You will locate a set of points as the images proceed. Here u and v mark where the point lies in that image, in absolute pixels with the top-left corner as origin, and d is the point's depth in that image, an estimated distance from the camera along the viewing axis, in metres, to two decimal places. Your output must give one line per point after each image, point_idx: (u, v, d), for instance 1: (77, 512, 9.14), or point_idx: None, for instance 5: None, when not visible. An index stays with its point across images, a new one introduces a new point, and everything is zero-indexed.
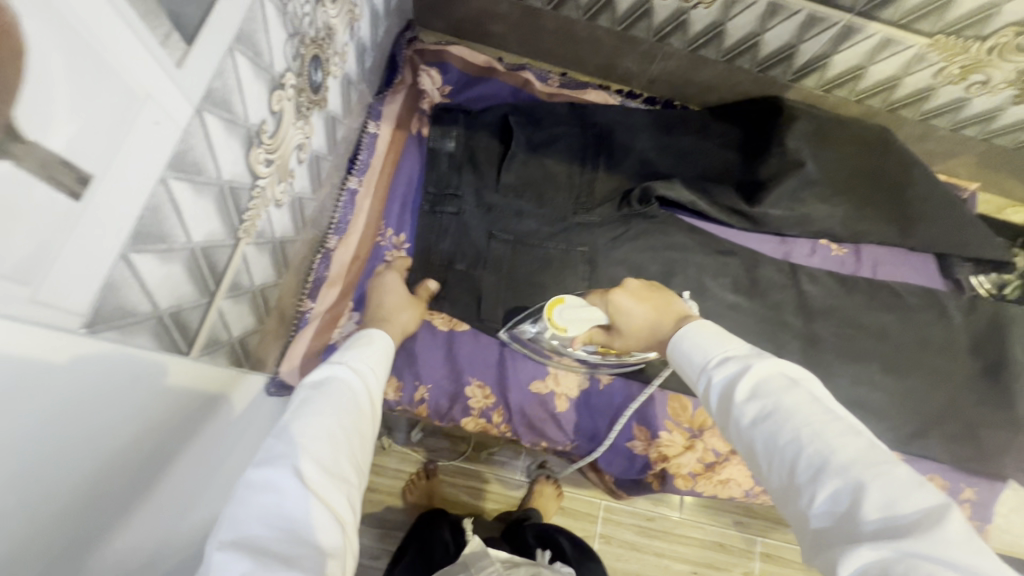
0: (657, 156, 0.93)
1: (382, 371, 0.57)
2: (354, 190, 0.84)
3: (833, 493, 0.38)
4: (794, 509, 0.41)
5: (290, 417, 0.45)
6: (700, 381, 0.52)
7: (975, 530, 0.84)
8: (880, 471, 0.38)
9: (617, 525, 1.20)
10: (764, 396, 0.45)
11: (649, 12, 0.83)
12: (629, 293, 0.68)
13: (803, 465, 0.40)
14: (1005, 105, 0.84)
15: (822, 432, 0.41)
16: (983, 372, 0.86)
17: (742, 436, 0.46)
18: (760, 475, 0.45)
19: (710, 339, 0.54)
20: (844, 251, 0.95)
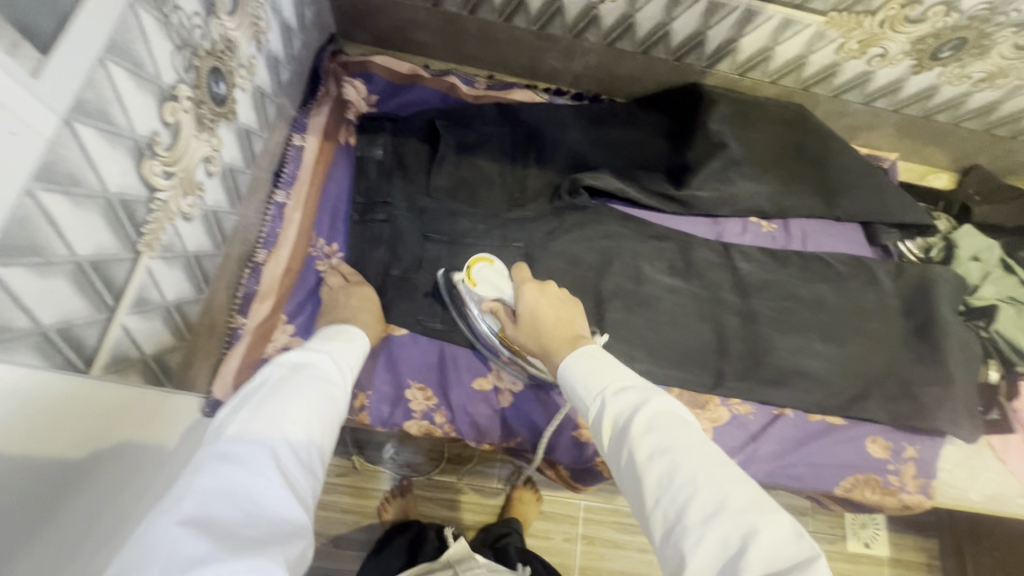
0: (587, 148, 0.95)
1: (354, 370, 0.61)
2: (281, 203, 0.82)
3: (717, 537, 0.40)
4: (672, 551, 0.42)
5: (265, 395, 0.48)
6: (600, 413, 0.52)
7: (922, 487, 0.86)
8: (765, 517, 0.41)
9: (597, 524, 1.21)
10: (662, 434, 0.46)
11: (560, 10, 0.85)
12: (548, 289, 0.74)
13: (695, 509, 0.42)
14: (907, 75, 0.88)
15: (715, 475, 0.43)
16: (915, 332, 0.89)
17: (631, 473, 0.47)
18: (643, 515, 0.45)
19: (611, 371, 0.55)
20: (773, 226, 0.97)
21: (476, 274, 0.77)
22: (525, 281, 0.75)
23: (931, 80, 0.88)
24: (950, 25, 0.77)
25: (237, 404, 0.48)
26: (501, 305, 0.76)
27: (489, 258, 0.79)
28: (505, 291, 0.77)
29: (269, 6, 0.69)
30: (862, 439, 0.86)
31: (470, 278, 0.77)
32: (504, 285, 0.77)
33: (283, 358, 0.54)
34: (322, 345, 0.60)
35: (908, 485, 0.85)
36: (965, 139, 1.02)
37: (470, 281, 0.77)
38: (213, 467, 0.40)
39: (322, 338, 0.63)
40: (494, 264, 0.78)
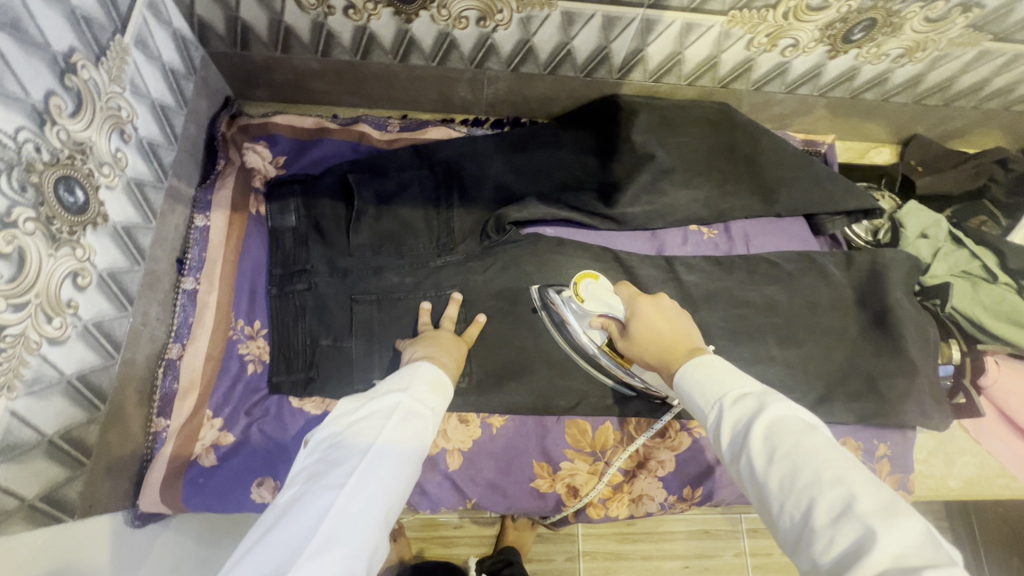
0: (510, 178, 0.90)
1: (438, 416, 0.58)
2: (191, 290, 0.78)
3: (845, 537, 0.36)
4: (804, 559, 0.39)
5: (358, 447, 0.47)
6: (715, 423, 0.50)
7: (899, 483, 0.83)
8: (892, 521, 0.36)
9: (597, 539, 1.20)
10: (783, 444, 0.43)
11: (454, 43, 0.81)
12: (654, 299, 0.66)
13: (822, 508, 0.38)
14: (824, 60, 0.84)
15: (840, 477, 0.39)
16: (874, 323, 0.85)
17: (756, 482, 0.44)
18: (771, 520, 0.43)
19: (729, 373, 0.52)
20: (714, 232, 0.92)
21: (582, 291, 0.72)
22: (640, 297, 0.67)
23: (849, 62, 0.85)
24: (855, 8, 0.74)
25: (330, 449, 0.48)
26: (607, 317, 0.71)
27: (591, 273, 0.75)
28: (616, 306, 0.71)
29: (130, 92, 0.64)
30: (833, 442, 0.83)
31: (578, 295, 0.73)
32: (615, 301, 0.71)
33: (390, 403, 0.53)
34: (405, 379, 0.58)
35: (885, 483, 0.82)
36: (899, 112, 0.98)
37: (578, 300, 0.72)
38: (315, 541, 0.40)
39: (420, 376, 0.60)
40: (599, 280, 0.73)
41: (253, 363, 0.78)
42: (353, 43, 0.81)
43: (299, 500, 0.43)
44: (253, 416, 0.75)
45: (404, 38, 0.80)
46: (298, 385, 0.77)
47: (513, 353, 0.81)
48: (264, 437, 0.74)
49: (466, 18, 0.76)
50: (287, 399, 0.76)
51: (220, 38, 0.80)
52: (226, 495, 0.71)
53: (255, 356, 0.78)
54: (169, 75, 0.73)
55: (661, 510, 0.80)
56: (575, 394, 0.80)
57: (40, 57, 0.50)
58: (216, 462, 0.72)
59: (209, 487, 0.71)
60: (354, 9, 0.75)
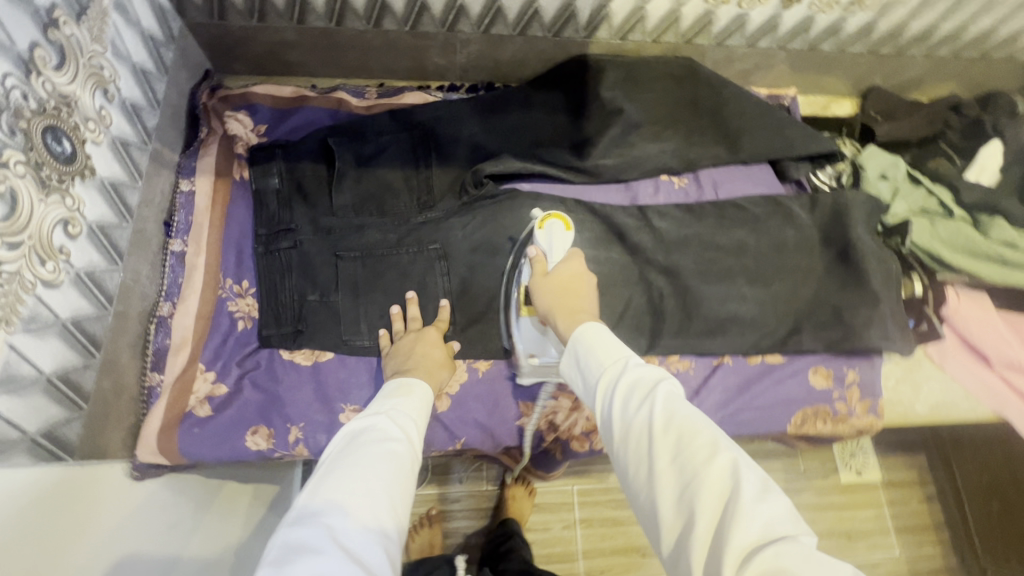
0: (486, 137, 0.93)
1: (415, 418, 0.62)
2: (179, 251, 0.80)
3: (726, 496, 0.41)
4: (679, 521, 0.43)
5: (342, 464, 0.52)
6: (610, 382, 0.54)
7: (870, 409, 0.87)
8: (761, 496, 0.41)
9: (595, 506, 1.23)
10: (674, 419, 0.47)
11: (424, 6, 0.84)
12: (588, 271, 0.74)
13: (703, 478, 0.43)
14: (779, 11, 0.89)
15: (722, 448, 0.44)
16: (838, 258, 0.89)
17: (643, 439, 0.48)
18: (647, 486, 0.47)
19: (618, 348, 0.58)
20: (684, 181, 0.96)
21: (546, 224, 0.77)
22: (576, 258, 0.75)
23: (803, 12, 0.89)
24: None
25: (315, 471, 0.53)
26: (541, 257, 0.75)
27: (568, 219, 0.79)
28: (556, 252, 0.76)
29: (112, 54, 0.67)
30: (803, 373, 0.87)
31: (541, 223, 0.78)
32: (559, 249, 0.76)
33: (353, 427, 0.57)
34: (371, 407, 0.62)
35: (854, 409, 0.86)
36: (856, 63, 1.03)
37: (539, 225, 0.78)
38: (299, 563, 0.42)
39: (384, 397, 0.64)
40: (569, 231, 0.77)
41: (243, 319, 0.80)
42: (328, 9, 0.84)
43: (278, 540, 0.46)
44: (246, 368, 0.78)
45: (376, 3, 0.83)
46: (288, 338, 0.79)
47: (495, 301, 0.85)
48: (256, 389, 0.77)
49: None
50: (277, 352, 0.79)
51: (197, 8, 0.82)
52: (222, 444, 0.74)
53: (244, 313, 0.80)
54: (149, 42, 0.75)
55: None
56: None
57: (24, 9, 0.53)
58: (211, 413, 0.75)
59: (206, 436, 0.73)
60: None
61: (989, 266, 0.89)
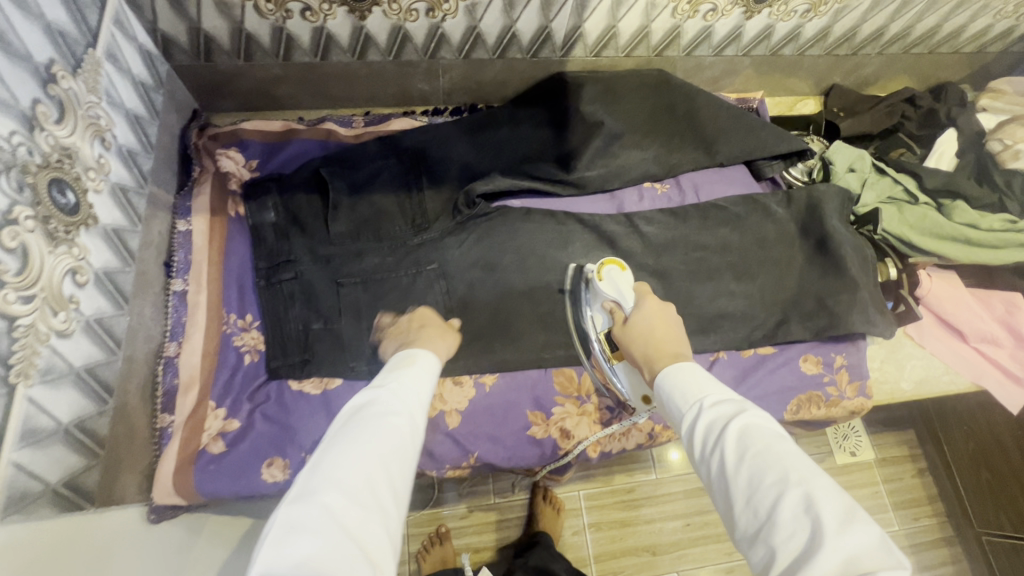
0: (474, 157, 0.96)
1: (421, 396, 0.62)
2: (181, 291, 0.81)
3: (805, 530, 0.42)
4: (762, 551, 0.44)
5: (338, 440, 0.52)
6: (690, 421, 0.55)
7: (859, 390, 0.91)
8: (845, 525, 0.41)
9: (602, 509, 1.26)
10: (752, 445, 0.48)
11: (407, 36, 0.87)
12: (668, 304, 0.76)
13: (784, 506, 0.43)
14: (742, 22, 0.94)
15: (806, 478, 0.44)
16: (817, 250, 0.94)
17: (722, 477, 0.49)
18: (731, 519, 0.48)
19: (701, 384, 0.58)
20: (666, 186, 1.01)
21: (604, 272, 0.81)
22: (646, 295, 0.77)
23: (765, 21, 0.95)
24: None
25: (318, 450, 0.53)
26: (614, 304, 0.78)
27: (620, 262, 0.83)
28: (625, 293, 0.78)
29: (107, 103, 0.68)
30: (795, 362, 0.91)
31: (598, 274, 0.81)
32: (628, 291, 0.78)
33: (354, 402, 0.57)
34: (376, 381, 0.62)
35: (845, 390, 0.90)
36: (816, 65, 1.09)
37: (596, 276, 0.81)
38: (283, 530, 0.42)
39: (388, 371, 0.64)
40: (626, 270, 0.81)
41: (249, 353, 0.81)
42: (313, 45, 0.86)
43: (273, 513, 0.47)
44: (256, 401, 0.78)
45: (360, 36, 0.85)
46: (296, 367, 0.80)
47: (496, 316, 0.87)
48: (269, 421, 0.77)
49: (417, 10, 0.82)
50: (286, 382, 0.80)
51: (184, 51, 0.83)
52: (239, 477, 0.74)
53: (250, 347, 0.81)
54: (139, 88, 0.76)
55: (651, 440, 0.86)
56: (559, 346, 0.87)
57: (24, 67, 0.54)
58: (225, 449, 0.75)
59: (222, 472, 0.73)
60: (311, 11, 0.80)
61: (955, 246, 0.95)
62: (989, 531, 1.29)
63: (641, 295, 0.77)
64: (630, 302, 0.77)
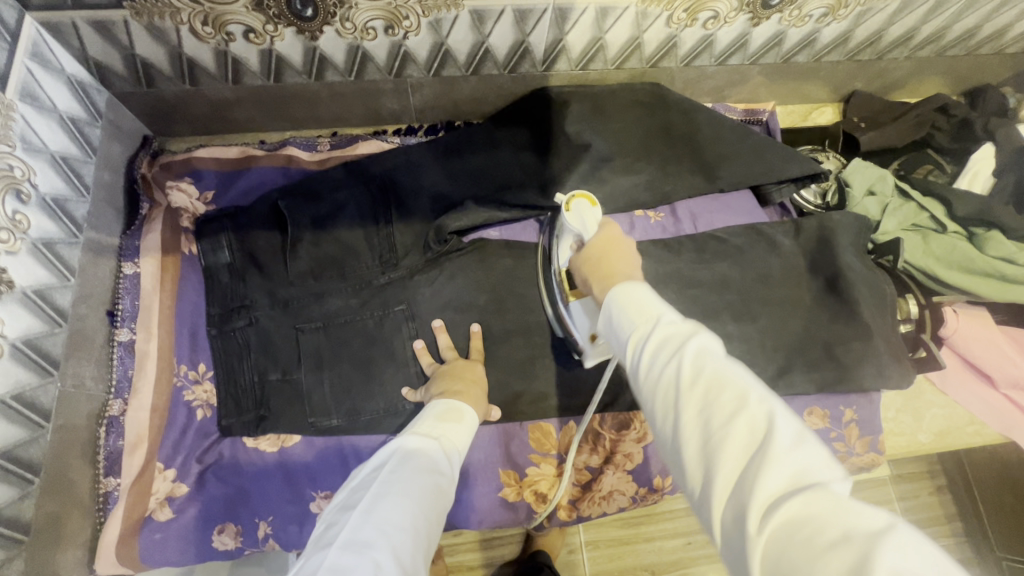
0: (448, 184, 0.87)
1: (462, 455, 0.60)
2: (127, 341, 0.75)
3: (759, 453, 0.35)
4: (707, 478, 0.36)
5: (386, 488, 0.49)
6: (641, 338, 0.44)
7: (869, 446, 0.84)
8: (806, 453, 0.34)
9: (600, 528, 1.22)
10: (701, 366, 0.40)
11: (367, 55, 0.78)
12: (627, 234, 0.63)
13: (740, 433, 0.36)
14: (748, 29, 0.83)
15: (763, 400, 0.37)
16: (828, 288, 0.85)
17: (668, 398, 0.40)
18: (673, 444, 0.40)
19: (654, 300, 0.47)
20: (660, 215, 0.91)
21: (571, 205, 0.70)
22: (608, 223, 0.65)
23: (774, 27, 0.83)
24: None
25: (356, 496, 0.50)
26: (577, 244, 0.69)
27: (590, 195, 0.72)
28: (588, 225, 0.68)
29: (22, 149, 0.62)
30: (799, 414, 0.83)
31: (566, 208, 0.71)
32: (592, 223, 0.68)
33: (397, 444, 0.55)
34: (416, 423, 0.61)
35: (854, 448, 0.83)
36: (835, 71, 0.97)
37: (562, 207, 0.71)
38: None
39: (434, 417, 0.62)
40: (596, 205, 0.69)
41: (201, 408, 0.76)
42: (263, 67, 0.78)
43: (302, 563, 0.44)
44: (207, 462, 0.74)
45: (315, 56, 0.77)
46: (251, 424, 0.75)
47: None
48: (220, 483, 0.73)
49: (373, 29, 0.73)
50: (240, 440, 0.75)
51: (123, 78, 0.77)
52: (188, 546, 0.71)
53: (203, 401, 0.76)
54: (69, 125, 0.69)
55: (632, 504, 0.81)
56: (537, 397, 0.80)
57: None
58: (173, 515, 0.71)
59: (169, 540, 0.71)
60: (255, 33, 0.72)
61: (987, 282, 0.84)
62: (1009, 556, 1.21)
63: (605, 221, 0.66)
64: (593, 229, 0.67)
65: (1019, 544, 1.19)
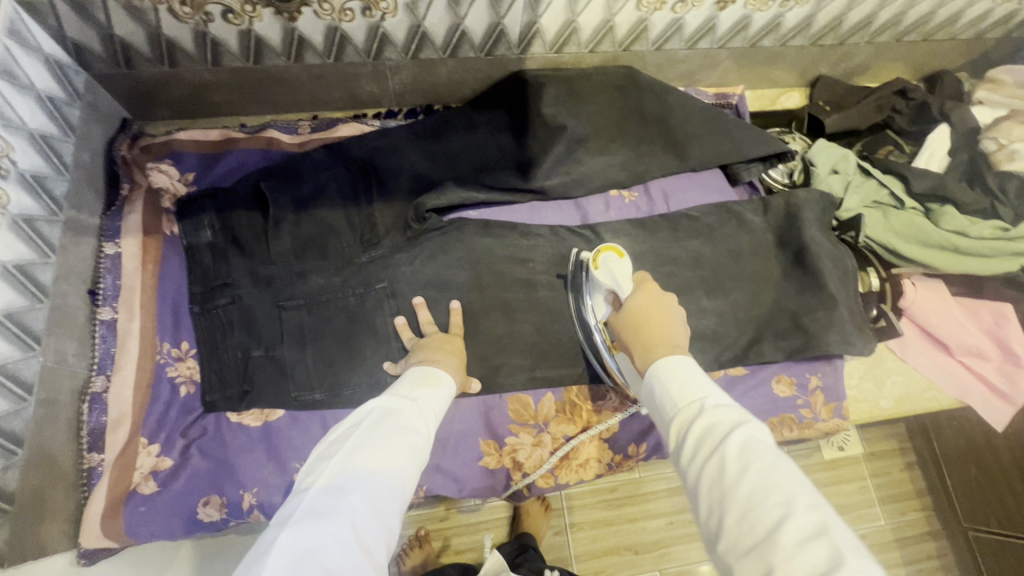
0: (428, 165, 0.89)
1: (438, 416, 0.62)
2: (110, 319, 0.75)
3: (807, 554, 0.37)
4: (753, 572, 0.39)
5: (365, 442, 0.51)
6: (687, 425, 0.50)
7: (834, 412, 0.88)
8: (858, 558, 0.36)
9: (585, 509, 1.26)
10: (750, 458, 0.44)
11: (345, 36, 0.80)
12: (670, 298, 0.66)
13: (787, 528, 0.39)
14: (714, 13, 0.86)
15: (815, 505, 0.40)
16: (794, 262, 0.88)
17: (716, 487, 0.45)
18: (718, 534, 0.43)
19: (699, 382, 0.53)
20: (634, 195, 0.94)
21: (601, 262, 0.74)
22: (644, 283, 0.69)
23: (740, 11, 0.87)
24: None
25: (335, 447, 0.51)
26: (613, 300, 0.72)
27: (619, 250, 0.74)
28: (622, 282, 0.71)
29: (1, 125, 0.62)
30: (768, 382, 0.87)
31: (595, 262, 0.75)
32: (625, 277, 0.71)
33: (377, 403, 0.57)
34: (394, 387, 0.63)
35: (820, 413, 0.87)
36: (800, 56, 1.01)
37: (593, 265, 0.75)
38: (292, 530, 0.41)
39: (412, 381, 0.64)
40: (624, 258, 0.73)
41: (185, 384, 0.77)
42: (243, 49, 0.79)
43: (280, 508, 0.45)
44: (191, 437, 0.75)
45: (294, 38, 0.79)
46: (235, 399, 0.76)
47: None
48: (205, 457, 0.75)
49: (351, 10, 0.75)
50: (224, 415, 0.76)
51: (101, 59, 0.77)
52: (171, 518, 0.72)
53: (186, 377, 0.77)
54: (47, 104, 0.70)
55: (608, 471, 0.84)
56: (517, 370, 0.82)
57: None
58: (157, 488, 0.72)
59: (154, 513, 0.71)
60: (234, 13, 0.73)
61: (943, 255, 0.89)
62: (976, 529, 1.25)
63: (639, 280, 0.70)
64: (627, 288, 0.70)
65: (978, 512, 1.24)
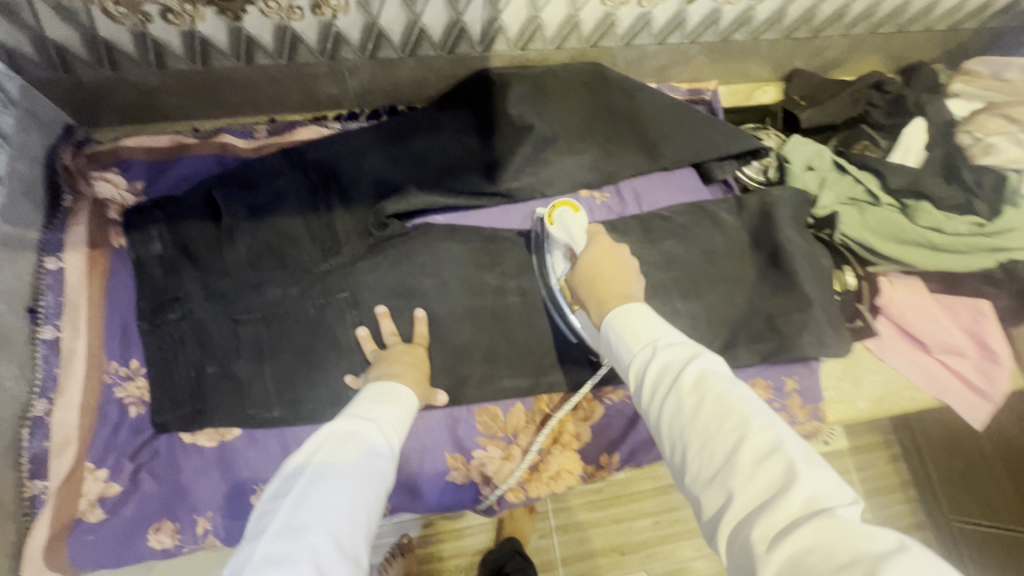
0: (391, 169, 0.85)
1: (400, 433, 0.59)
2: (52, 339, 0.72)
3: (765, 475, 0.39)
4: (717, 497, 0.40)
5: (322, 473, 0.48)
6: (642, 364, 0.49)
7: (811, 414, 0.86)
8: (810, 470, 0.38)
9: (571, 511, 1.23)
10: (706, 390, 0.44)
11: (296, 36, 0.76)
12: (621, 246, 0.65)
13: (745, 453, 0.40)
14: (683, 7, 0.83)
15: (768, 425, 0.41)
16: (769, 263, 0.86)
17: (676, 422, 0.45)
18: (682, 465, 0.44)
19: (651, 325, 0.52)
20: (606, 196, 0.91)
21: (556, 218, 0.74)
22: (597, 235, 0.68)
23: (709, 5, 0.84)
24: None
25: (289, 482, 0.48)
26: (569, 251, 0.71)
27: (575, 205, 0.76)
28: (575, 236, 0.71)
29: None
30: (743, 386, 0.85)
31: (551, 218, 0.75)
32: (578, 232, 0.71)
33: (332, 426, 0.53)
34: (351, 405, 0.59)
35: (797, 416, 0.85)
36: (774, 50, 0.98)
37: (549, 221, 0.75)
38: None
39: (370, 397, 0.61)
40: (580, 213, 0.74)
41: (134, 405, 0.74)
42: (188, 50, 0.75)
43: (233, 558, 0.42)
44: (141, 460, 0.72)
45: (241, 38, 0.75)
46: (187, 419, 0.73)
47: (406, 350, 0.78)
48: (157, 480, 0.72)
49: (299, 8, 0.71)
50: (177, 436, 0.73)
51: (37, 63, 0.73)
52: (123, 546, 0.69)
53: (135, 398, 0.74)
54: None
55: (581, 483, 0.82)
56: (484, 380, 0.80)
57: None
58: (104, 516, 0.70)
59: (102, 541, 0.69)
60: (173, 13, 0.69)
61: (919, 252, 0.87)
62: (959, 517, 1.25)
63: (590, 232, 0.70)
64: (582, 241, 0.70)
65: (960, 501, 1.24)
